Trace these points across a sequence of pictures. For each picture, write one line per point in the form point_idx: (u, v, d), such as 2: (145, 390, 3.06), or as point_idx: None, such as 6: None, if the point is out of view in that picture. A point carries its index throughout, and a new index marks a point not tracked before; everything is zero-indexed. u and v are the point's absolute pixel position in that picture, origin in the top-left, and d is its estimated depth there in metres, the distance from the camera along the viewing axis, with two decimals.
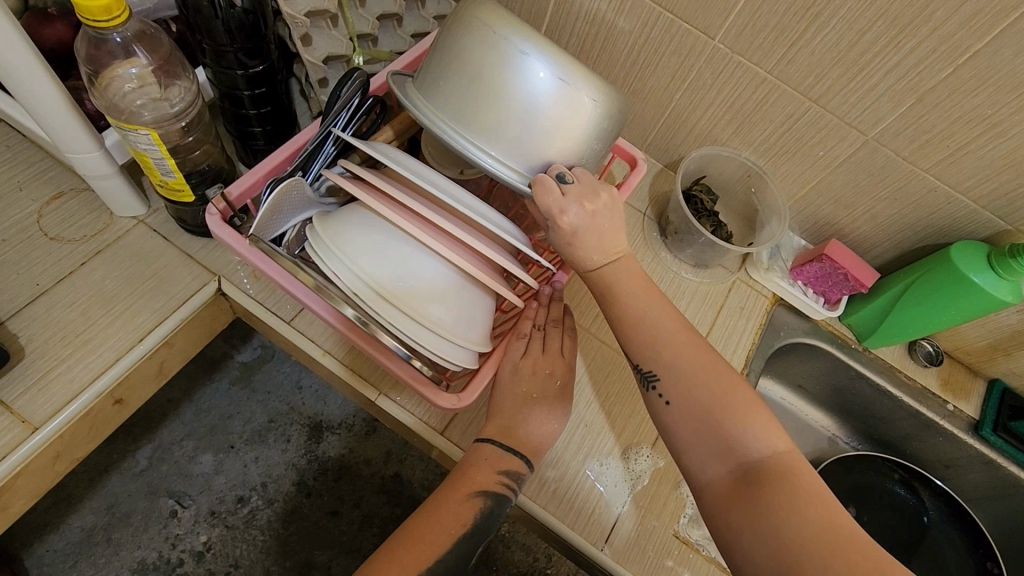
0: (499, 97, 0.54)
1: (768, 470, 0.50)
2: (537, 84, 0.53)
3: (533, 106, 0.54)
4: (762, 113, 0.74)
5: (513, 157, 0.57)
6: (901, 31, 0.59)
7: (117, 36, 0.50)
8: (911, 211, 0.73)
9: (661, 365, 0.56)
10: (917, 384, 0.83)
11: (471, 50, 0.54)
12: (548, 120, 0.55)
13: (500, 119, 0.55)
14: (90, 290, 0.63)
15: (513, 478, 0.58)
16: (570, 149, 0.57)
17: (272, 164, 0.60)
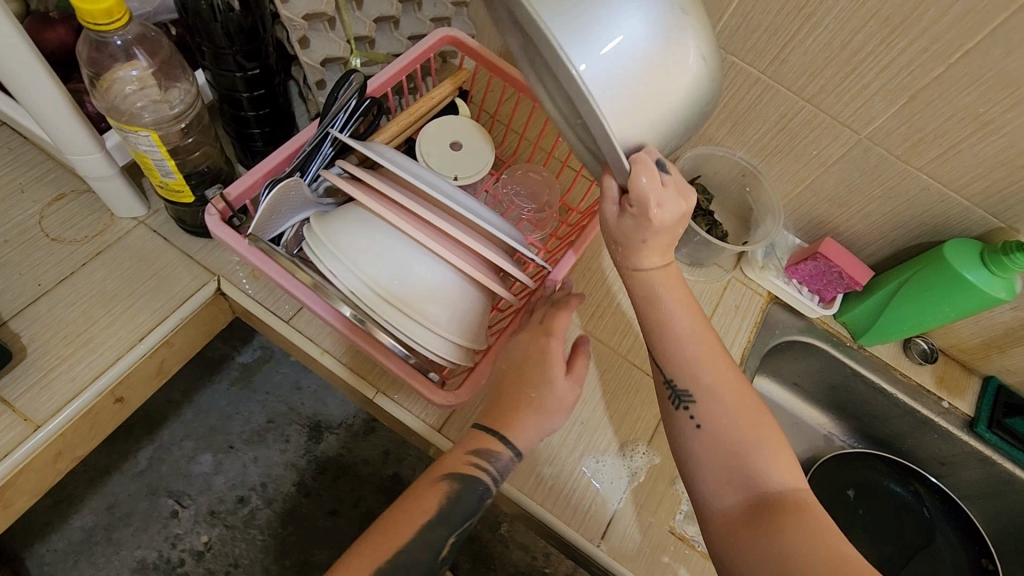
0: (619, 12, 0.42)
1: (783, 500, 0.50)
2: (666, 13, 0.44)
3: (657, 36, 0.43)
4: (756, 113, 0.75)
5: (610, 96, 0.43)
6: (893, 31, 0.59)
7: (119, 39, 0.51)
8: (905, 209, 0.74)
9: (694, 384, 0.56)
10: (912, 382, 0.83)
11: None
12: (666, 61, 0.44)
13: (614, 38, 0.42)
14: (91, 289, 0.64)
15: (483, 458, 0.58)
16: (674, 107, 0.46)
17: (271, 164, 0.61)
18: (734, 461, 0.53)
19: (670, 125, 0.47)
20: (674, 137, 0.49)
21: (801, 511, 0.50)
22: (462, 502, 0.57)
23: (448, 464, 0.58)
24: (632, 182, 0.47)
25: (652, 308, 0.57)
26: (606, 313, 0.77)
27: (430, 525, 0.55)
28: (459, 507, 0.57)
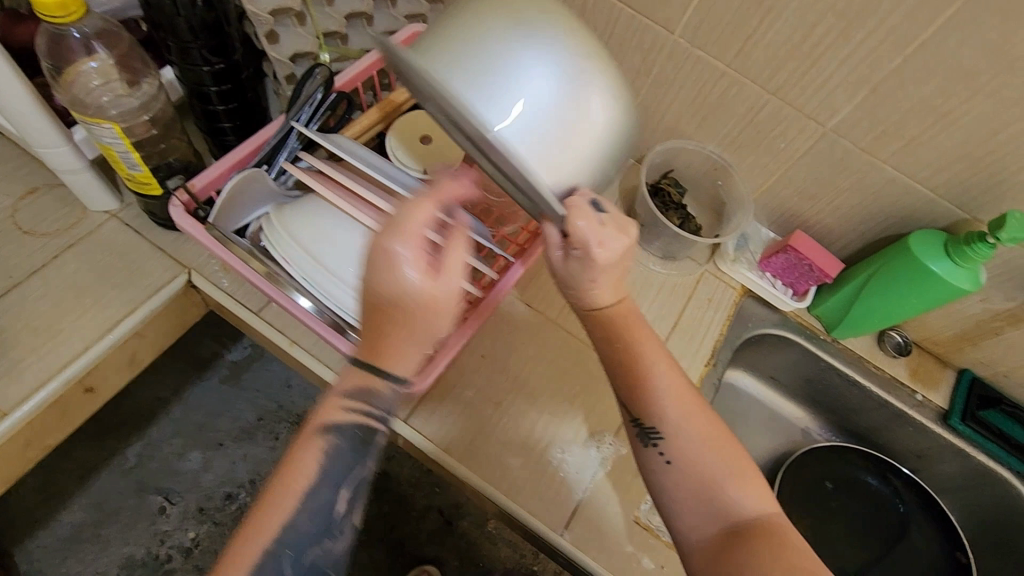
0: (531, 73, 0.43)
1: (754, 524, 0.50)
2: (576, 64, 0.44)
3: (572, 90, 0.44)
4: (724, 106, 0.75)
5: (542, 159, 0.44)
6: (850, 23, 0.60)
7: (78, 32, 0.52)
8: (872, 200, 0.74)
9: (664, 422, 0.55)
10: (886, 374, 0.83)
11: (495, 20, 0.44)
12: (586, 110, 0.45)
13: (533, 102, 0.43)
14: (62, 282, 0.65)
15: (358, 398, 0.48)
16: (602, 153, 0.47)
17: (237, 157, 0.61)
18: (707, 492, 0.52)
19: (602, 170, 0.48)
20: (601, 176, 0.49)
21: (773, 533, 0.50)
22: (343, 451, 0.48)
23: (325, 414, 0.48)
24: (570, 227, 0.48)
25: (615, 351, 0.57)
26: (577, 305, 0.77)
27: (313, 484, 0.47)
28: (343, 458, 0.48)
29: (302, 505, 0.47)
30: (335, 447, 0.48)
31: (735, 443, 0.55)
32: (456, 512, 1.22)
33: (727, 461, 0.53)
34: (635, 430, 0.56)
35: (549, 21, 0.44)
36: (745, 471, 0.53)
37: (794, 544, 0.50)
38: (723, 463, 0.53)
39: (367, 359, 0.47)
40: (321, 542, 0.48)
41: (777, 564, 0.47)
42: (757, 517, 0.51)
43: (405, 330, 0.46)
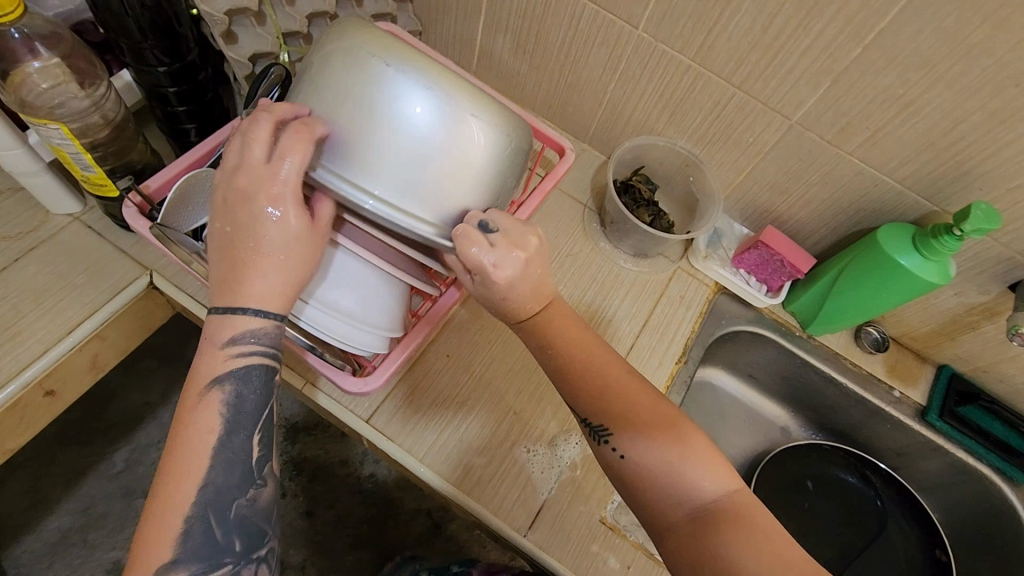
0: (389, 136, 0.45)
1: (723, 509, 0.50)
2: (430, 113, 0.45)
3: (433, 140, 0.46)
4: (691, 100, 0.75)
5: (426, 209, 0.48)
6: (808, 13, 0.59)
7: (19, 34, 0.52)
8: (842, 194, 0.73)
9: (612, 420, 0.54)
10: (863, 370, 0.82)
11: (345, 86, 0.46)
12: (454, 153, 0.46)
13: (398, 162, 0.46)
14: (22, 285, 0.64)
15: (238, 340, 0.48)
16: (487, 182, 0.49)
17: (194, 158, 0.61)
18: (673, 482, 0.51)
19: (496, 193, 0.51)
20: (487, 198, 0.50)
21: (743, 519, 0.49)
22: (247, 396, 0.49)
23: (212, 372, 0.48)
24: (463, 253, 0.49)
25: (552, 353, 0.56)
26: None
27: (224, 435, 0.48)
28: (252, 405, 0.50)
29: (221, 461, 0.47)
30: (240, 396, 0.49)
31: (693, 426, 0.53)
32: (444, 514, 1.22)
33: (681, 446, 0.52)
34: (585, 429, 0.56)
35: (395, 72, 0.45)
36: (700, 453, 0.52)
37: (762, 523, 0.50)
38: (678, 449, 0.52)
39: (221, 300, 0.47)
40: (246, 492, 0.49)
41: (746, 547, 0.48)
42: (719, 499, 0.50)
43: (277, 271, 0.47)
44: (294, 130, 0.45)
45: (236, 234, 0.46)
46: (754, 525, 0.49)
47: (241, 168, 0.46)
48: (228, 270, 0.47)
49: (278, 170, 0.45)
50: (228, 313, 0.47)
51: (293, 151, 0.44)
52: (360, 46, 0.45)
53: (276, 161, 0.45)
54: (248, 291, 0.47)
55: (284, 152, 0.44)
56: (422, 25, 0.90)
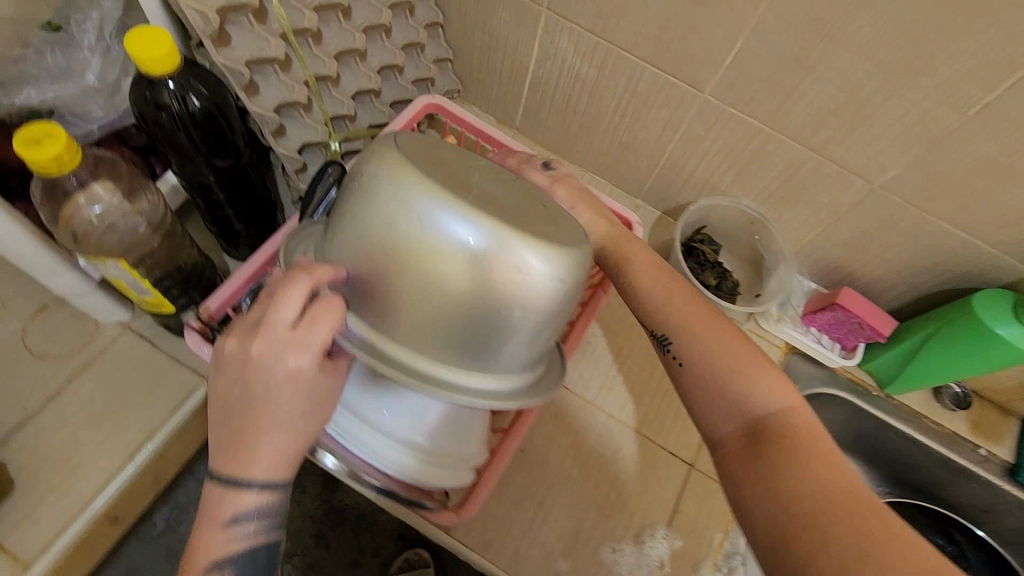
0: (428, 292, 0.41)
1: (773, 427, 0.46)
2: (471, 268, 0.41)
3: (475, 295, 0.42)
4: (759, 161, 0.70)
5: (469, 363, 0.44)
6: (903, 81, 0.55)
7: (77, 181, 0.49)
8: (927, 256, 0.68)
9: (673, 325, 0.53)
10: (946, 430, 0.78)
11: (381, 237, 0.42)
12: (498, 305, 0.42)
13: (438, 319, 0.42)
14: (79, 408, 0.62)
15: (240, 517, 0.40)
16: (536, 327, 0.44)
17: (252, 270, 0.58)
18: (726, 402, 0.49)
19: (546, 333, 0.46)
20: (543, 337, 0.46)
21: (796, 440, 0.45)
22: (251, 572, 0.43)
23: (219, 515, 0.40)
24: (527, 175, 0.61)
25: (634, 294, 0.56)
26: (615, 380, 0.74)
27: None
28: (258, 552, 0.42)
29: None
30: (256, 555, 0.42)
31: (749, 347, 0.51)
32: None
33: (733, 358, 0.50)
34: (653, 340, 0.55)
35: (432, 225, 0.40)
36: (751, 365, 0.50)
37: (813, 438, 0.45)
38: (729, 362, 0.50)
39: (224, 469, 0.40)
40: None
41: (793, 470, 0.43)
42: (770, 417, 0.47)
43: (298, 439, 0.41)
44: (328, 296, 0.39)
45: (250, 403, 0.39)
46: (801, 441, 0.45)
47: (264, 332, 0.38)
48: (235, 437, 0.39)
49: (305, 340, 0.39)
50: (230, 488, 0.40)
51: (327, 322, 0.39)
52: (393, 196, 0.41)
53: (305, 328, 0.39)
54: (254, 465, 0.39)
55: (315, 321, 0.39)
56: (461, 83, 0.86)
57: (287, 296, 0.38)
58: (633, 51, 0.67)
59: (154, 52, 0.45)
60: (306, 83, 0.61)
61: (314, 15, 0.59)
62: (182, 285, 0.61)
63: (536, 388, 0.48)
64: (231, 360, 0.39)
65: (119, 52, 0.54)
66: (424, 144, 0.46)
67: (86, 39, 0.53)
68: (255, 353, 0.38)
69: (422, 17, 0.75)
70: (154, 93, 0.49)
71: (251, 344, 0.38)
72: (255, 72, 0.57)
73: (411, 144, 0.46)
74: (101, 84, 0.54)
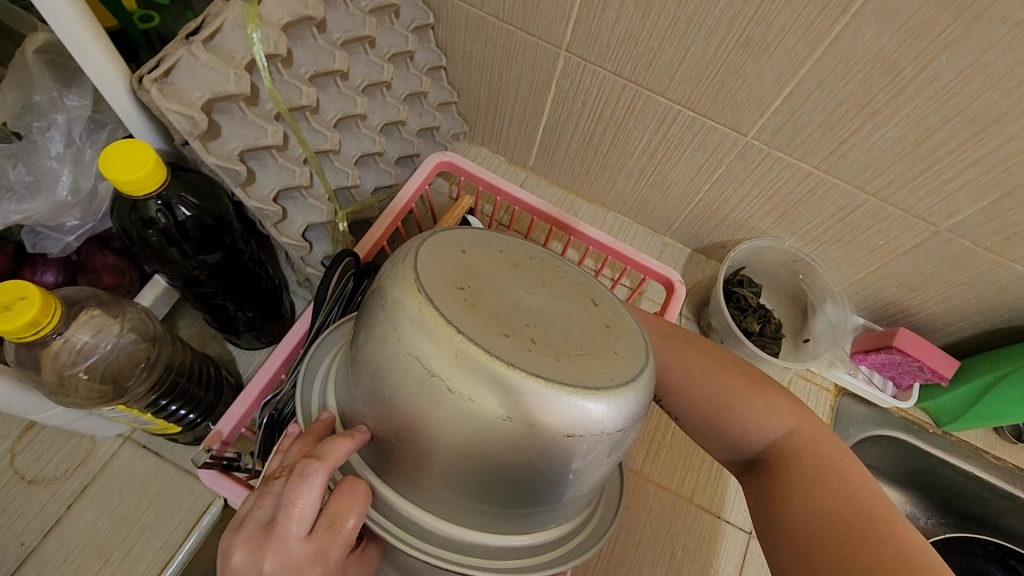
0: (462, 464, 0.37)
1: (779, 458, 0.46)
2: (506, 440, 0.35)
3: (513, 467, 0.36)
4: (808, 205, 0.64)
5: (505, 527, 0.40)
6: (984, 128, 0.49)
7: (60, 337, 0.42)
8: (993, 296, 0.63)
9: (667, 384, 0.51)
10: (1008, 464, 0.75)
11: (409, 403, 0.36)
12: (537, 472, 0.37)
13: (470, 482, 0.37)
14: (82, 538, 0.55)
15: None
16: (581, 483, 0.39)
17: (263, 384, 0.52)
18: (734, 442, 0.49)
19: (594, 481, 0.40)
20: (595, 479, 0.40)
21: (799, 468, 0.45)
22: None
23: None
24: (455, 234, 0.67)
25: None
26: (662, 446, 0.69)
27: None
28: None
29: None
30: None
31: (753, 374, 0.50)
32: None
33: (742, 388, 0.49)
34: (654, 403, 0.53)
35: (460, 393, 0.35)
36: (763, 393, 0.48)
37: (830, 453, 0.45)
38: (739, 394, 0.49)
39: None
40: None
41: (799, 500, 0.43)
42: (776, 446, 0.47)
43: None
44: (348, 491, 0.36)
45: None
46: (818, 459, 0.45)
47: (275, 544, 0.35)
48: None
49: (324, 547, 0.35)
50: None
51: (347, 523, 0.36)
52: (410, 351, 0.36)
53: (324, 532, 0.35)
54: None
55: (334, 522, 0.36)
56: (467, 124, 0.79)
57: (302, 503, 0.35)
58: (666, 94, 0.60)
59: (132, 175, 0.38)
60: (306, 160, 0.54)
61: (311, 89, 0.52)
62: (193, 381, 0.55)
63: (581, 529, 0.44)
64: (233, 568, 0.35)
65: (92, 157, 0.48)
66: (455, 267, 0.39)
67: (53, 148, 0.46)
68: (269, 566, 0.35)
69: (423, 62, 0.68)
70: (139, 211, 0.43)
71: (262, 561, 0.35)
72: (250, 160, 0.50)
73: (438, 270, 0.38)
74: (75, 199, 0.48)
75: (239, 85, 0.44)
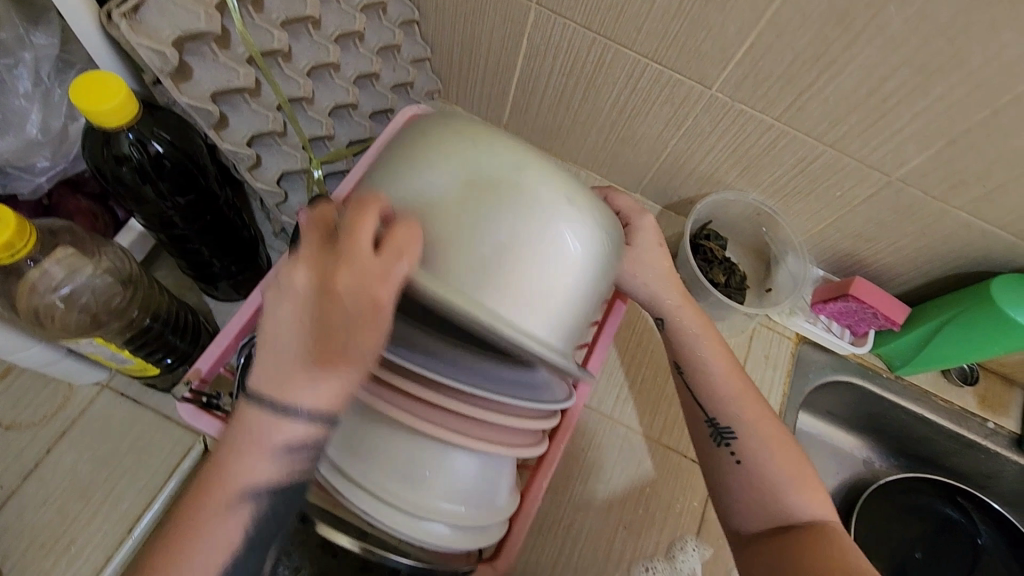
0: (473, 218, 0.40)
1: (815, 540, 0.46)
2: (509, 190, 0.40)
3: (527, 215, 0.40)
4: (770, 157, 0.67)
5: (494, 294, 0.39)
6: (929, 77, 0.51)
7: (35, 265, 0.43)
8: (941, 244, 0.67)
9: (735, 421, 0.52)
10: (955, 407, 0.80)
11: (429, 208, 0.40)
12: (531, 230, 0.40)
13: (465, 241, 0.39)
14: (63, 480, 0.56)
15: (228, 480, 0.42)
16: (581, 275, 0.41)
17: (241, 324, 0.53)
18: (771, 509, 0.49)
19: (580, 293, 0.42)
20: (574, 298, 0.42)
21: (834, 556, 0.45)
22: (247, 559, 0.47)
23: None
24: None
25: None
26: (633, 389, 0.72)
27: None
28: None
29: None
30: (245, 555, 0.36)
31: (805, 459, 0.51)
32: None
33: (791, 466, 0.50)
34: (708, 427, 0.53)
35: (475, 155, 0.41)
36: (807, 482, 0.50)
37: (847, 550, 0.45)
38: (786, 470, 0.50)
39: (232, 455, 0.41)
40: None
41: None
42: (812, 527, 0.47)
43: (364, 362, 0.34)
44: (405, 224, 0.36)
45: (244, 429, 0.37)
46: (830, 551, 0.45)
47: (346, 261, 0.34)
48: (292, 362, 0.34)
49: (390, 266, 0.34)
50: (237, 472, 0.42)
51: (410, 251, 0.35)
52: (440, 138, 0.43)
53: (391, 254, 0.34)
54: (302, 392, 0.34)
55: (402, 251, 0.35)
56: (442, 81, 0.79)
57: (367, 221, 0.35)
58: (634, 48, 0.61)
59: (102, 107, 0.38)
60: (279, 107, 0.54)
61: (283, 34, 0.52)
62: (169, 329, 0.56)
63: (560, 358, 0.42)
64: (291, 291, 0.35)
65: (60, 97, 0.49)
66: None
67: (22, 86, 0.48)
68: (337, 285, 0.33)
69: (396, 15, 0.68)
70: (112, 147, 0.44)
71: (331, 279, 0.33)
72: (222, 104, 0.50)
73: None
74: (46, 137, 0.49)
75: (210, 23, 0.45)
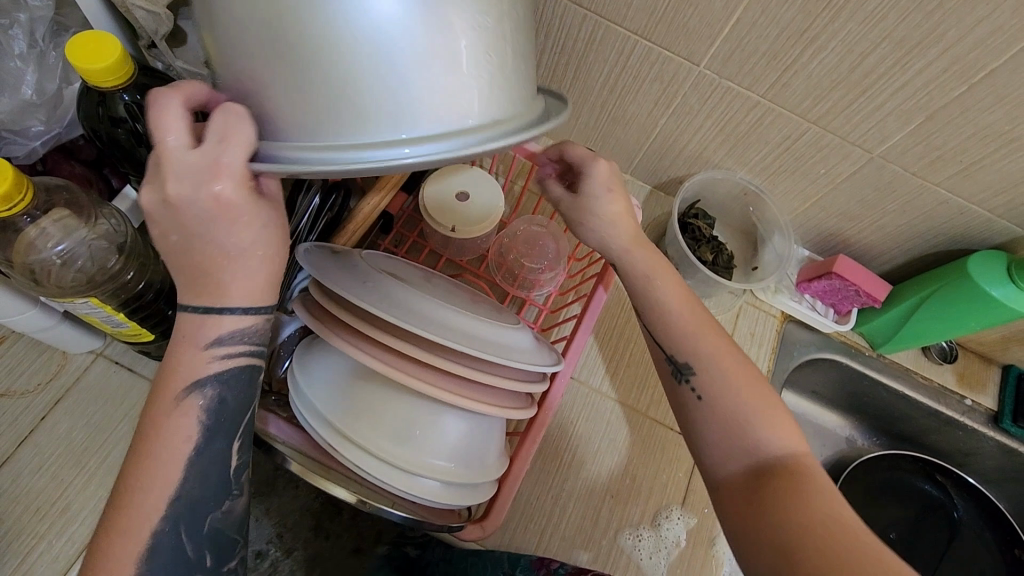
0: (356, 52, 0.34)
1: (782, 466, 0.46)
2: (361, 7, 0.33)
3: (411, 26, 0.34)
4: (757, 135, 0.68)
5: (447, 117, 0.36)
6: (908, 52, 0.53)
7: (32, 220, 0.45)
8: (920, 222, 0.69)
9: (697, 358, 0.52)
10: (935, 384, 0.82)
11: (293, 55, 0.34)
12: (422, 35, 0.34)
13: (370, 81, 0.34)
14: (58, 447, 0.57)
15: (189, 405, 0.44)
16: (492, 39, 0.37)
17: None
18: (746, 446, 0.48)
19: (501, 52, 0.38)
20: (501, 60, 0.38)
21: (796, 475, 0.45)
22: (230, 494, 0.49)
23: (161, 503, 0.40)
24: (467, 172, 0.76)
25: None
26: (621, 364, 0.73)
27: None
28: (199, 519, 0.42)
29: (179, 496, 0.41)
30: (203, 447, 0.41)
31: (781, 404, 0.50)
32: None
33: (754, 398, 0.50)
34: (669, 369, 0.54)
35: None
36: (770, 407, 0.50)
37: (823, 502, 0.43)
38: (752, 398, 0.50)
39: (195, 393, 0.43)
40: None
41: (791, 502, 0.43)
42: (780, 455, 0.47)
43: (259, 250, 0.41)
44: (225, 108, 0.36)
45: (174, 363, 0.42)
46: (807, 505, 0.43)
47: (171, 168, 0.37)
48: (204, 272, 0.40)
49: (217, 157, 0.37)
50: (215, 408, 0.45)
51: (233, 138, 0.36)
52: None
53: (214, 148, 0.37)
54: (230, 291, 0.41)
55: (225, 138, 0.36)
56: None
57: (170, 120, 0.37)
58: (623, 24, 0.62)
59: (92, 66, 0.39)
60: None
61: None
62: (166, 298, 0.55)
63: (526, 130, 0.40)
64: (163, 214, 0.38)
65: (55, 59, 0.51)
66: None
67: (16, 47, 0.49)
68: (171, 189, 0.37)
69: None
70: (109, 108, 0.44)
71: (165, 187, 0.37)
72: None
73: None
74: (41, 99, 0.50)
75: None
